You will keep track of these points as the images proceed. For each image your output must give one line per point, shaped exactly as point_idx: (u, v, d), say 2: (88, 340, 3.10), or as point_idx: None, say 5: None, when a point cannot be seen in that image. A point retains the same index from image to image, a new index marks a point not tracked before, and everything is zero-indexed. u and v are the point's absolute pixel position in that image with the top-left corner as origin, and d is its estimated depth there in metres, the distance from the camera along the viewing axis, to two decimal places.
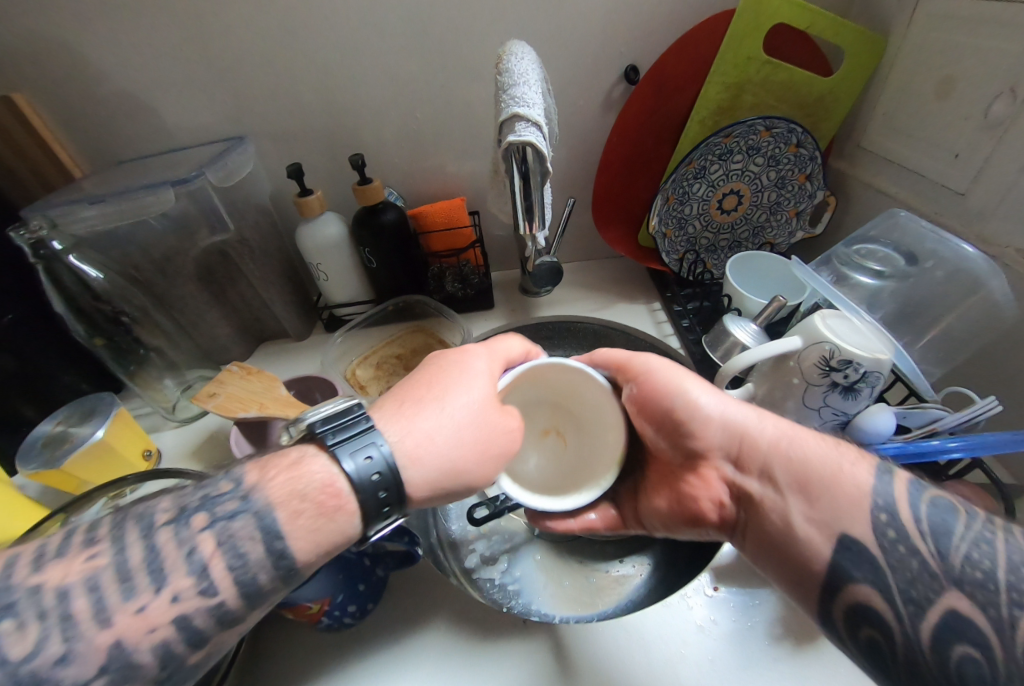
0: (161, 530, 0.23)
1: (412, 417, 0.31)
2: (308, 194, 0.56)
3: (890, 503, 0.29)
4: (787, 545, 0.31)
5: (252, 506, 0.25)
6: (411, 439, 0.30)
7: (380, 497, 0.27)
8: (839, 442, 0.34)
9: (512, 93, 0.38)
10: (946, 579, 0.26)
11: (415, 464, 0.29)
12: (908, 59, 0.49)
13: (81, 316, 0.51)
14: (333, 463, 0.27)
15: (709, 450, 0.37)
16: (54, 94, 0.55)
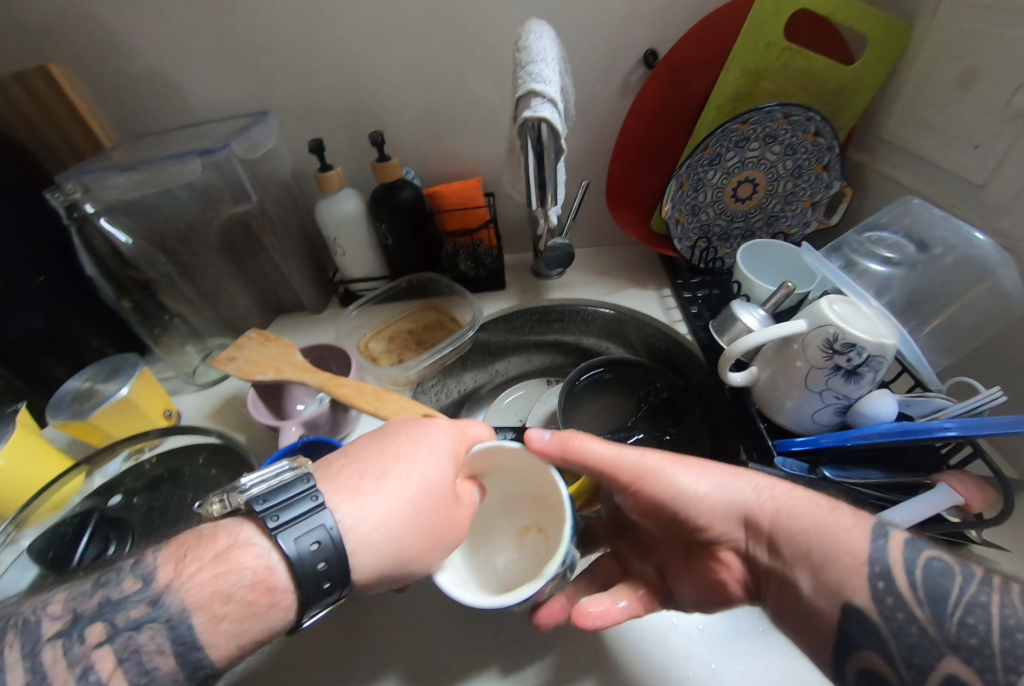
0: (48, 647, 0.23)
1: (371, 495, 0.30)
2: (328, 169, 0.57)
3: (887, 568, 0.27)
4: (803, 621, 0.30)
5: (157, 615, 0.25)
6: (366, 525, 0.29)
7: (317, 569, 0.26)
8: (831, 501, 0.32)
9: (530, 70, 0.39)
10: (944, 645, 0.25)
11: (371, 549, 0.28)
12: (932, 48, 0.49)
13: (110, 279, 0.54)
14: (276, 553, 0.26)
15: (715, 534, 0.35)
16: (87, 64, 0.57)
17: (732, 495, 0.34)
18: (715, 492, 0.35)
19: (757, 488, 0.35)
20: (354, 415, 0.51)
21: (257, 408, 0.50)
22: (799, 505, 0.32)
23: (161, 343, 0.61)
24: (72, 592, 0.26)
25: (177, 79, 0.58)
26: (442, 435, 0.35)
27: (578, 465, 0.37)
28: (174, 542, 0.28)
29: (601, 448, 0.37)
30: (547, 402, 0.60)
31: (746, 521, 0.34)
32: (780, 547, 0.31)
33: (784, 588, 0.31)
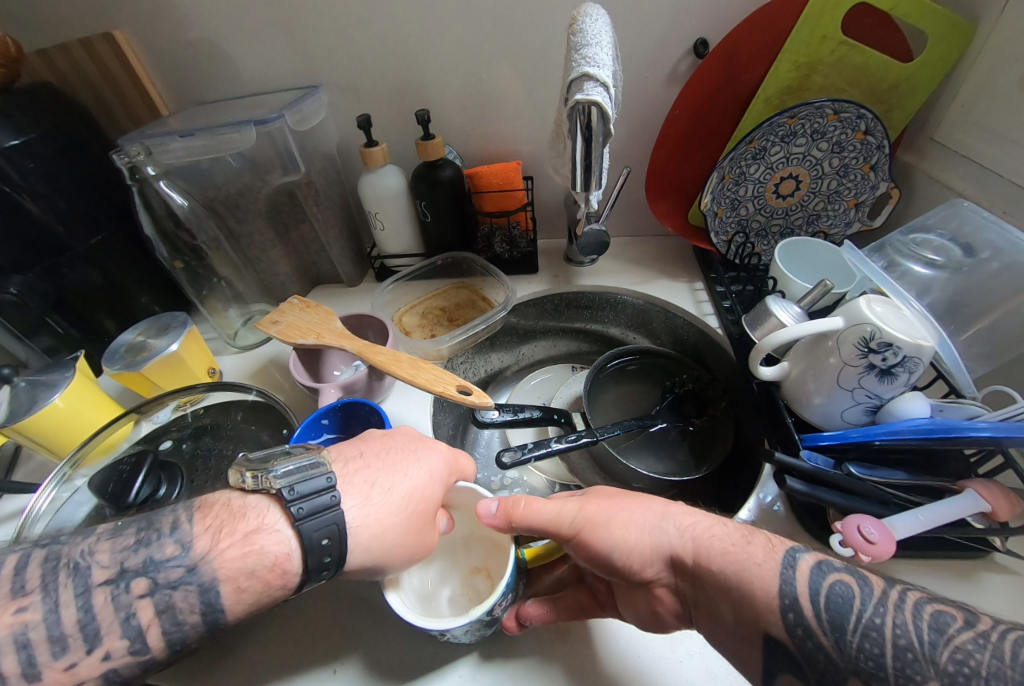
0: (98, 590, 0.26)
1: (373, 499, 0.33)
2: (373, 144, 0.59)
3: (795, 599, 0.27)
4: (732, 641, 0.30)
5: (192, 576, 0.27)
6: (367, 531, 0.31)
7: (324, 561, 0.28)
8: (745, 532, 0.32)
9: (584, 54, 0.40)
10: (845, 667, 0.25)
11: (366, 551, 0.31)
12: (996, 48, 0.47)
13: (164, 240, 0.58)
14: (295, 539, 0.28)
15: (646, 574, 0.33)
16: (149, 32, 0.59)
17: (656, 532, 0.34)
18: (643, 530, 0.34)
19: (685, 525, 0.33)
20: (387, 383, 0.53)
21: (297, 370, 0.52)
22: (712, 537, 0.32)
23: (208, 304, 0.64)
24: (118, 539, 0.28)
25: (236, 49, 0.60)
26: (438, 456, 0.37)
27: (526, 530, 0.36)
28: (206, 510, 0.29)
29: (544, 512, 0.35)
30: (572, 386, 0.64)
31: (673, 558, 0.32)
32: (703, 582, 0.31)
33: (710, 615, 0.31)
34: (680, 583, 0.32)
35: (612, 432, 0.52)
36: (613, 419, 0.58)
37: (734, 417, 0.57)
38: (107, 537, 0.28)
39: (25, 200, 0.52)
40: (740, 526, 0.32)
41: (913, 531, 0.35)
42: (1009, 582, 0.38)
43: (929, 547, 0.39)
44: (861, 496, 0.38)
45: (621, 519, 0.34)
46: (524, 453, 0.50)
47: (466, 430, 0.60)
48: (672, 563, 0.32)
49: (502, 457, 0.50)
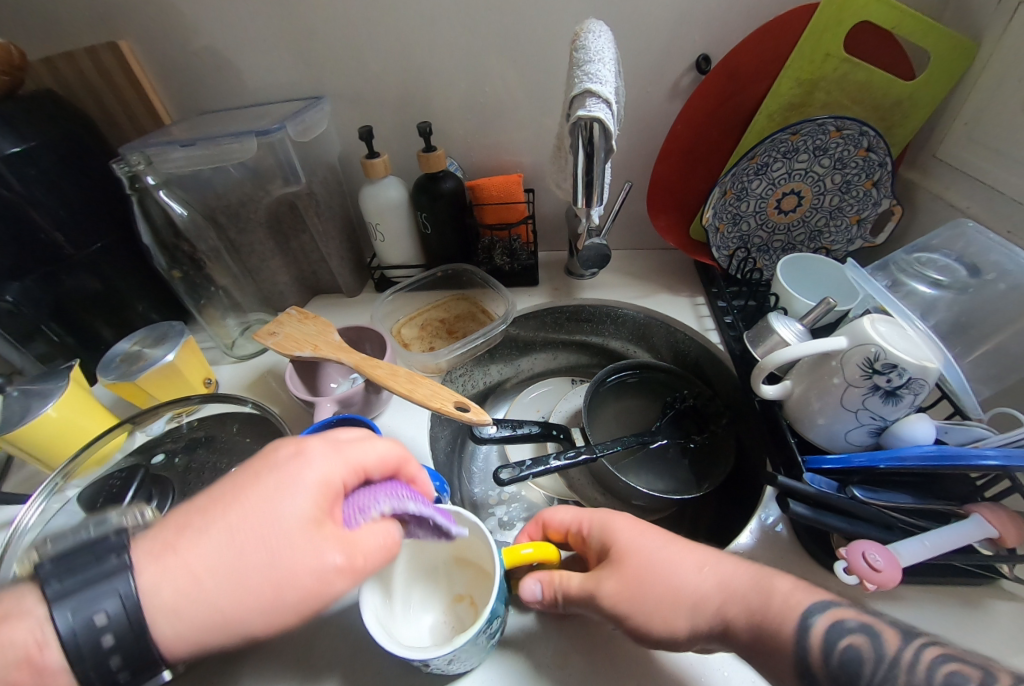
0: None
1: (183, 556, 0.25)
2: (375, 156, 0.59)
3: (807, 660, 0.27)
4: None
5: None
6: (169, 590, 0.24)
7: (113, 668, 0.23)
8: (761, 580, 0.31)
9: (586, 70, 0.39)
10: None
11: (175, 615, 0.24)
12: (999, 66, 0.47)
13: (163, 250, 0.57)
14: (57, 645, 0.22)
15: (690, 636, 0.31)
16: (155, 43, 0.59)
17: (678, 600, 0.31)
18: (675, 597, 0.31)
19: (690, 583, 0.32)
20: (385, 397, 0.52)
21: (294, 383, 0.51)
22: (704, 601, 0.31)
23: (206, 313, 0.63)
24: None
25: (241, 60, 0.61)
26: (313, 466, 0.29)
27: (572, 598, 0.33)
28: None
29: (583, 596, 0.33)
30: (572, 400, 0.63)
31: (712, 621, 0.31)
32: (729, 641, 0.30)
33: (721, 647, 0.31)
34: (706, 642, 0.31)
35: (611, 449, 0.51)
36: (613, 434, 0.57)
37: (735, 435, 0.56)
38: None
39: (25, 207, 0.52)
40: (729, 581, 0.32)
41: (920, 558, 0.34)
42: (1018, 611, 0.37)
43: (937, 573, 0.38)
44: (865, 520, 0.37)
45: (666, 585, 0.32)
46: (522, 470, 0.49)
47: (464, 443, 0.59)
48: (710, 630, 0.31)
49: (499, 473, 0.49)
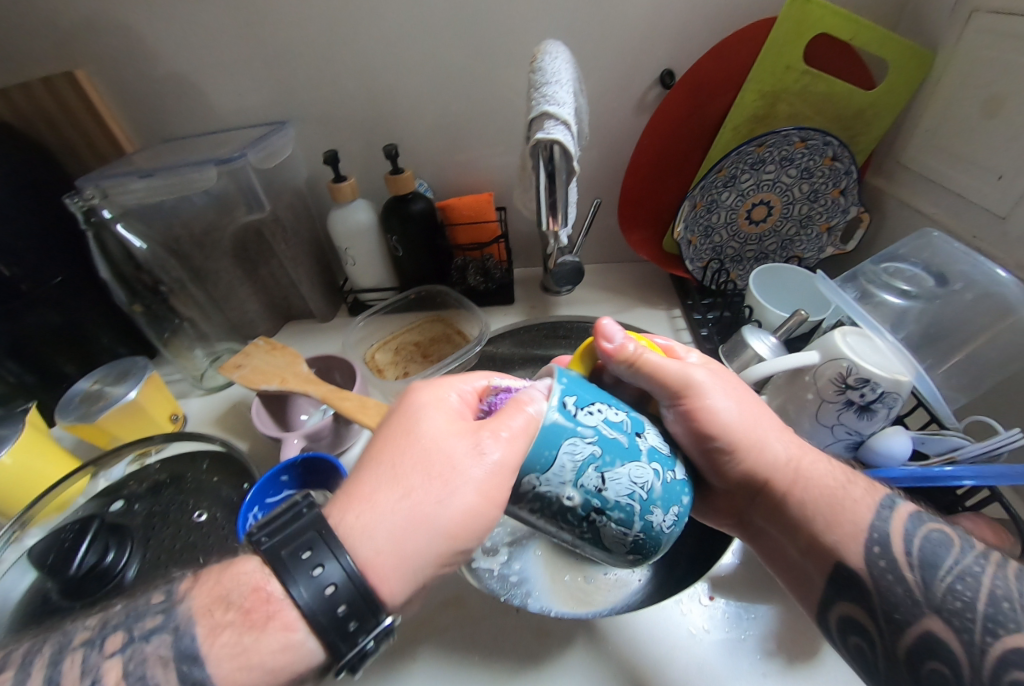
0: (73, 652, 0.23)
1: (374, 504, 0.25)
2: (341, 180, 0.58)
3: (884, 536, 0.31)
4: (802, 564, 0.35)
5: (172, 634, 0.23)
6: (376, 534, 0.24)
7: (349, 627, 0.22)
8: (847, 474, 0.35)
9: (544, 92, 0.39)
10: (927, 606, 0.28)
11: (394, 543, 0.24)
12: (956, 74, 0.48)
13: (123, 283, 0.55)
14: (285, 607, 0.23)
15: (822, 498, 0.34)
16: (113, 72, 0.58)
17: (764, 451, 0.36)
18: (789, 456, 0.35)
19: (797, 450, 0.36)
20: (357, 428, 0.51)
21: (263, 422, 0.50)
22: (816, 472, 0.35)
23: (170, 346, 0.61)
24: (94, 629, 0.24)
25: (204, 86, 0.59)
26: (438, 402, 0.29)
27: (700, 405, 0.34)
28: (206, 580, 0.25)
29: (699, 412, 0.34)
30: None
31: (833, 492, 0.34)
32: (788, 507, 0.35)
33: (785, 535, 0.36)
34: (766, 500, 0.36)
35: None
36: None
37: None
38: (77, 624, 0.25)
39: None
40: (842, 469, 0.36)
41: None
42: None
43: None
44: None
45: (773, 434, 0.36)
46: None
47: None
48: (837, 500, 0.33)
49: None
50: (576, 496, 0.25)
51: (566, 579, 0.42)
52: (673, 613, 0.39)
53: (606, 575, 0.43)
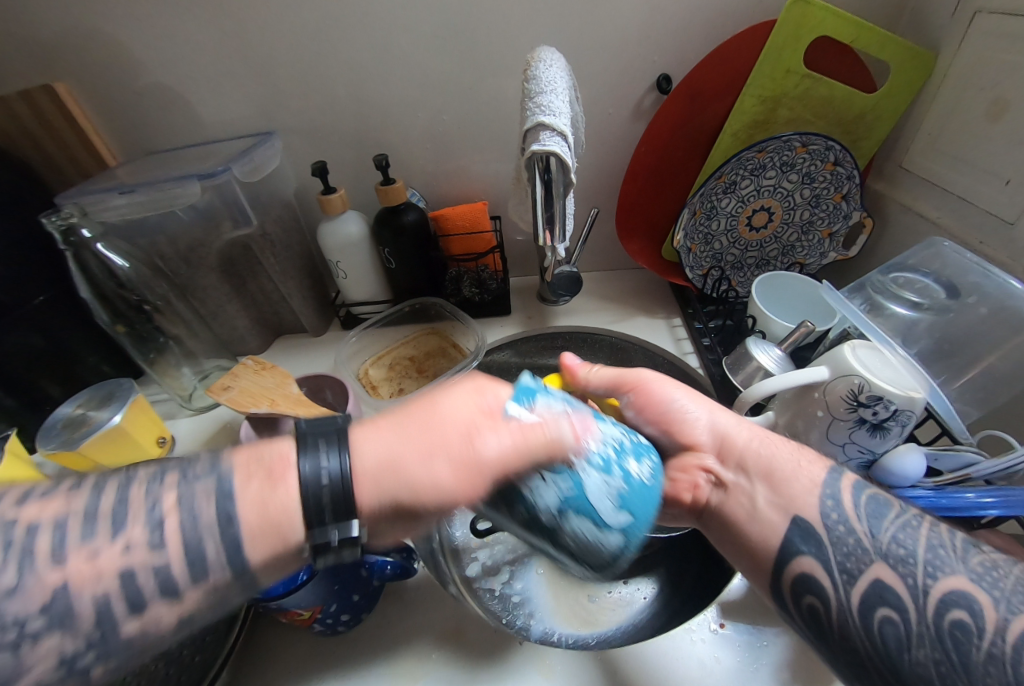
0: (137, 484, 0.23)
1: (386, 429, 0.26)
2: (331, 193, 0.56)
3: (835, 490, 0.31)
4: (759, 526, 0.32)
5: (215, 482, 0.23)
6: (372, 446, 0.25)
7: (322, 513, 0.23)
8: (800, 447, 0.35)
9: (538, 101, 0.38)
10: (874, 553, 0.28)
11: (376, 468, 0.25)
12: (958, 76, 0.47)
13: (105, 303, 0.53)
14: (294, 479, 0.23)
15: (779, 467, 0.33)
16: (93, 84, 0.56)
17: (714, 421, 0.37)
18: (745, 437, 0.36)
19: (751, 430, 0.36)
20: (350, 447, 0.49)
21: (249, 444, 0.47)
22: (773, 444, 0.35)
23: (157, 366, 0.59)
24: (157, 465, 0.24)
25: (188, 97, 0.57)
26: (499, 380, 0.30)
27: (643, 393, 0.39)
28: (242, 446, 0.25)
29: (644, 404, 0.39)
30: None
31: (783, 460, 0.33)
32: (748, 467, 0.34)
33: (743, 509, 0.33)
34: (720, 473, 0.35)
35: None
36: None
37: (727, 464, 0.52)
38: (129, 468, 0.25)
39: None
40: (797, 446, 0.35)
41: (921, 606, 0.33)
42: None
43: None
44: None
45: (722, 416, 0.38)
46: None
47: None
48: (787, 467, 0.33)
49: (478, 523, 0.49)
50: (553, 486, 0.25)
51: (568, 599, 0.45)
52: (683, 644, 0.37)
53: (609, 594, 0.46)
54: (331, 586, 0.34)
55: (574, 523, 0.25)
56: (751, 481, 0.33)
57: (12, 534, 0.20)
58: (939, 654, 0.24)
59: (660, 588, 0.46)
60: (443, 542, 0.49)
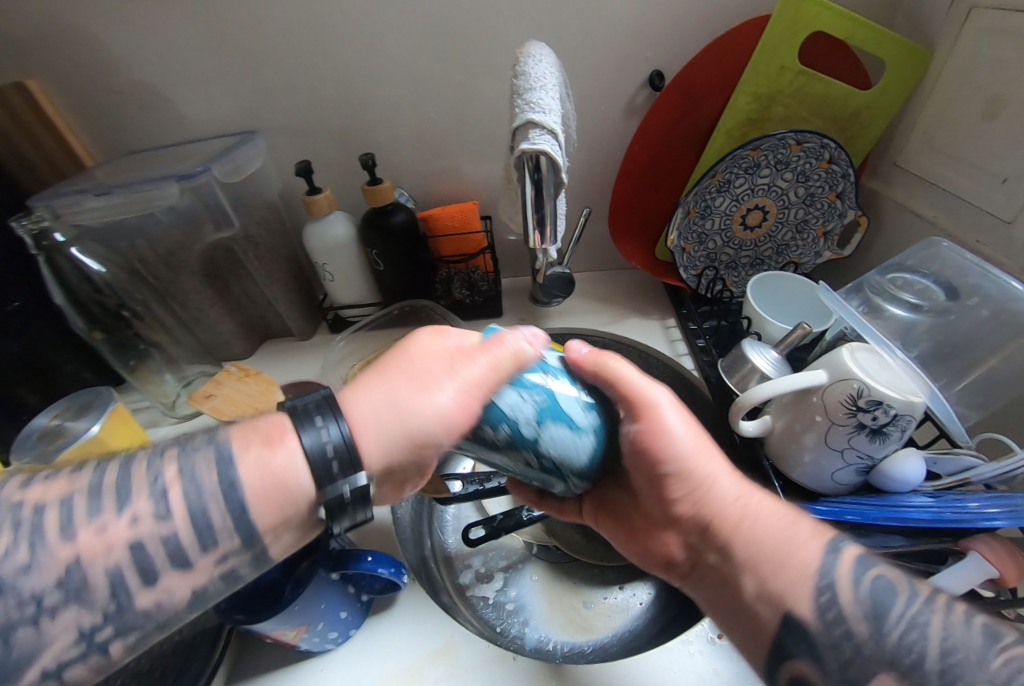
0: (138, 460, 0.23)
1: (367, 387, 0.26)
2: (316, 193, 0.55)
3: (833, 581, 0.26)
4: (743, 620, 0.28)
5: (211, 453, 0.22)
6: (366, 407, 0.25)
7: (331, 469, 0.22)
8: (793, 514, 0.30)
9: (528, 98, 0.36)
10: (880, 660, 0.23)
11: (375, 417, 0.25)
12: (954, 73, 0.46)
13: (79, 309, 0.50)
14: (296, 441, 0.23)
15: (767, 549, 0.28)
16: (65, 80, 0.53)
17: (712, 486, 0.32)
18: (735, 503, 0.31)
19: (741, 492, 0.31)
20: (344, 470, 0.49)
21: None
22: (764, 515, 0.30)
23: (138, 374, 0.56)
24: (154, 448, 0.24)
25: (165, 94, 0.55)
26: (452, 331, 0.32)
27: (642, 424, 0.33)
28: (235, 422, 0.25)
29: (648, 440, 0.33)
30: None
31: (771, 538, 0.29)
32: (733, 549, 0.29)
33: (723, 591, 0.30)
34: (705, 546, 0.32)
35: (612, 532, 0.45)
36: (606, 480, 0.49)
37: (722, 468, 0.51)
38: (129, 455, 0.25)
39: None
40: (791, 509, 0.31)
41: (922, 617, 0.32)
42: None
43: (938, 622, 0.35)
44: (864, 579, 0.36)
45: (716, 469, 0.33)
46: (495, 525, 0.45)
47: (429, 509, 0.49)
48: (777, 550, 0.28)
49: (471, 531, 0.47)
50: (531, 402, 0.27)
51: (564, 606, 0.44)
52: (680, 656, 0.36)
53: (606, 599, 0.45)
54: (320, 605, 0.33)
55: (555, 431, 0.28)
56: (729, 562, 0.30)
57: (21, 512, 0.20)
58: None
59: (657, 593, 0.45)
60: (435, 549, 0.47)
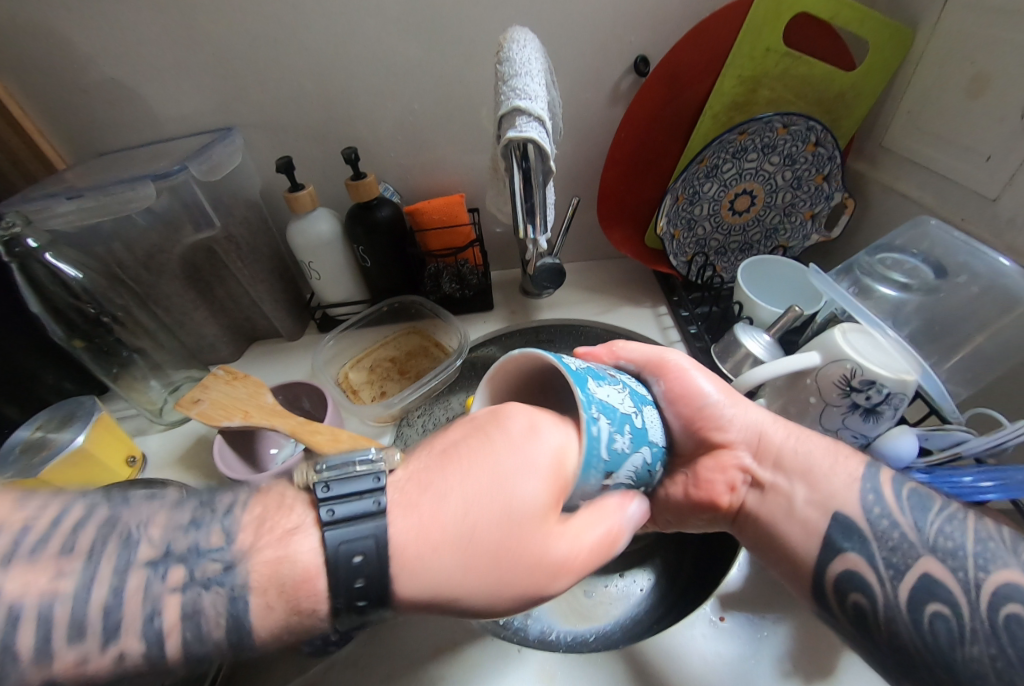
0: (137, 570, 0.19)
1: (424, 509, 0.23)
2: (298, 189, 0.53)
3: (876, 485, 0.31)
4: (795, 524, 0.32)
5: (229, 581, 0.20)
6: (413, 538, 0.22)
7: (357, 601, 0.20)
8: (835, 446, 0.34)
9: (513, 84, 0.35)
10: (922, 547, 0.28)
11: (418, 566, 0.22)
12: (937, 51, 0.46)
13: (58, 317, 0.48)
14: (313, 532, 0.21)
15: (816, 466, 0.33)
16: (27, 77, 0.50)
17: (749, 418, 0.36)
18: (782, 432, 0.35)
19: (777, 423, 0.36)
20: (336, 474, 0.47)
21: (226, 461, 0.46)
22: (807, 438, 0.34)
23: (121, 382, 0.55)
24: (175, 513, 0.21)
25: (136, 91, 0.53)
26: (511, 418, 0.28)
27: (677, 384, 0.36)
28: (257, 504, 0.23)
29: (680, 394, 0.36)
30: None
31: (810, 459, 0.33)
32: (786, 466, 0.33)
33: (780, 510, 0.33)
34: (758, 471, 0.34)
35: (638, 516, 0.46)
36: None
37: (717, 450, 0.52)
38: (152, 496, 0.22)
39: None
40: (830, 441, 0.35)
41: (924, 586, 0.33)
42: None
43: None
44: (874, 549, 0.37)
45: (751, 408, 0.36)
46: None
47: None
48: (817, 465, 0.33)
49: None
50: (628, 435, 0.28)
51: (565, 596, 0.44)
52: (684, 638, 0.36)
53: (607, 587, 0.45)
54: None
55: (638, 455, 0.29)
56: (772, 490, 0.33)
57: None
58: (994, 649, 0.23)
59: (657, 578, 0.45)
60: None
